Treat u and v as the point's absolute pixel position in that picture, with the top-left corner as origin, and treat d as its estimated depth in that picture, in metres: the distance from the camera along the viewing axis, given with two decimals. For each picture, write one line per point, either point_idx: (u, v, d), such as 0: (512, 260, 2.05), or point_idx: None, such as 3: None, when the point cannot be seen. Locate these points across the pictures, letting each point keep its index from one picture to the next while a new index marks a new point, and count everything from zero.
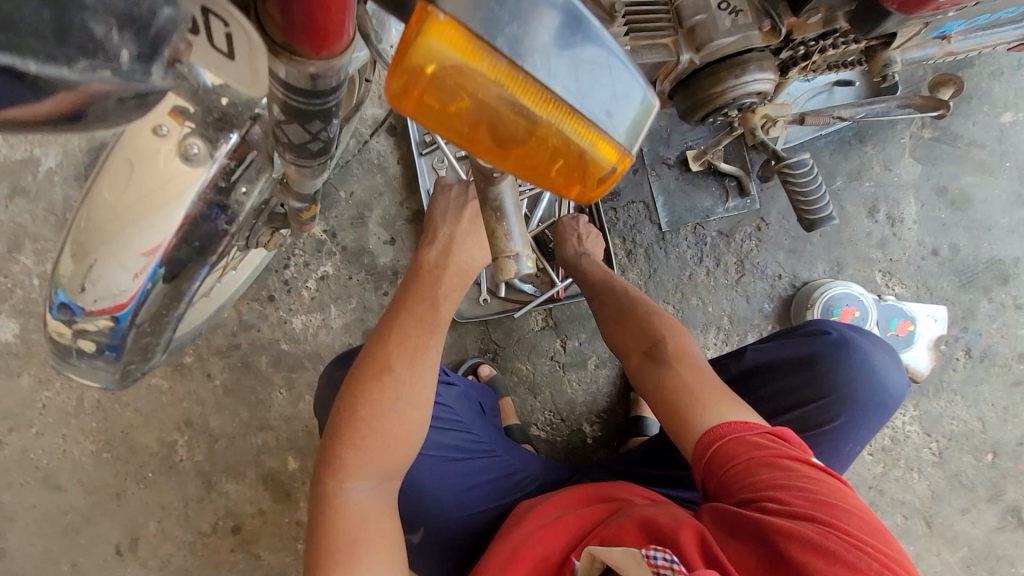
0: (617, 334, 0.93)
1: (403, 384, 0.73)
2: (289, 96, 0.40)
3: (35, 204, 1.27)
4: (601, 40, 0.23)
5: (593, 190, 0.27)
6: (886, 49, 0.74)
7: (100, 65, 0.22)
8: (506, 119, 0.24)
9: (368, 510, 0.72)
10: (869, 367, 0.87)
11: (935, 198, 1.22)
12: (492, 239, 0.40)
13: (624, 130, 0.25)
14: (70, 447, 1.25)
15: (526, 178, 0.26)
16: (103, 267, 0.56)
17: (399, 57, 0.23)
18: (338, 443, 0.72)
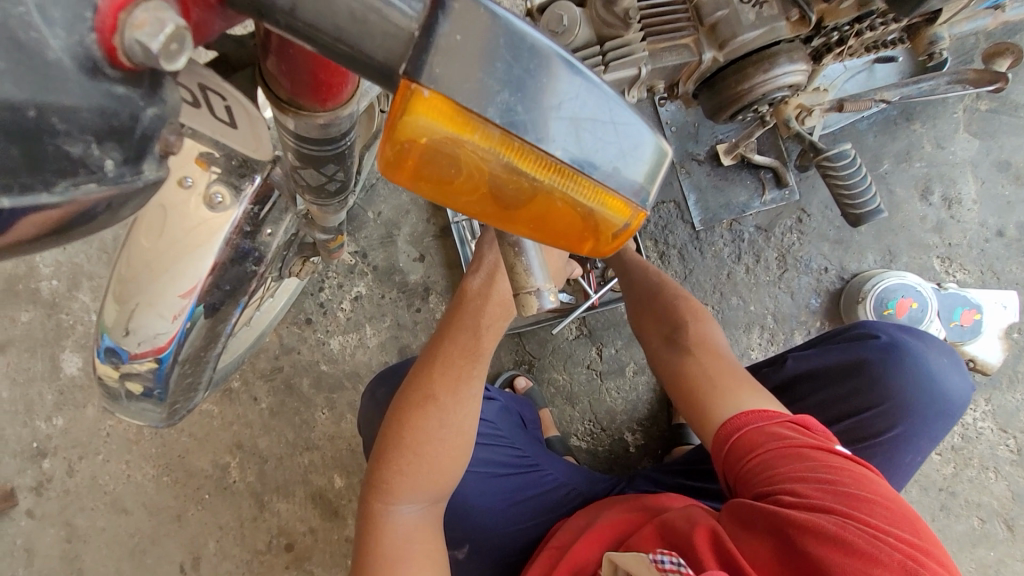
0: (642, 322, 0.89)
1: (447, 412, 0.73)
2: (301, 144, 0.40)
3: (89, 244, 1.35)
4: (599, 97, 0.22)
5: (607, 246, 0.26)
6: (931, 26, 0.69)
7: (83, 179, 0.25)
8: (504, 185, 0.23)
9: (414, 534, 0.72)
10: (924, 372, 0.81)
11: (996, 175, 1.12)
12: (512, 275, 0.38)
13: (633, 186, 0.24)
14: (133, 472, 1.32)
15: (535, 239, 0.25)
16: (143, 313, 0.58)
17: (389, 133, 0.22)
18: (382, 468, 0.72)
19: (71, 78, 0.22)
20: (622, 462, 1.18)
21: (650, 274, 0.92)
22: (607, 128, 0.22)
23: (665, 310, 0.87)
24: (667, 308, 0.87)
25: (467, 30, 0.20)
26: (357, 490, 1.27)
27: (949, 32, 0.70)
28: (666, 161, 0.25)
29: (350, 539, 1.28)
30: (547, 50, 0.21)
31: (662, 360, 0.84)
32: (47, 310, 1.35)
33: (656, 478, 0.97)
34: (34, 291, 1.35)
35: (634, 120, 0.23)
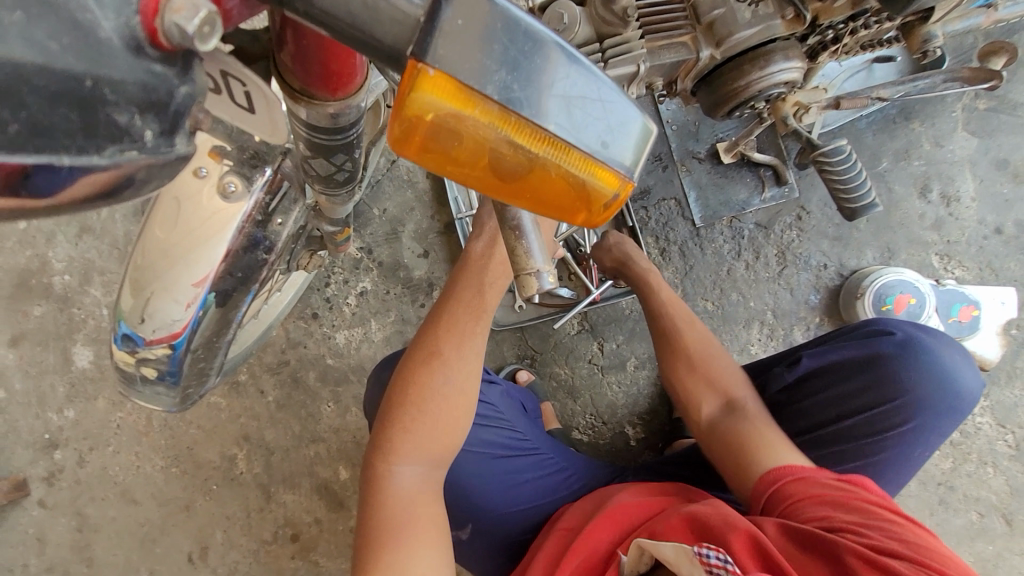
0: (680, 377, 0.90)
1: (450, 368, 0.75)
2: (314, 134, 0.42)
3: (101, 240, 1.38)
4: (590, 79, 0.24)
5: (599, 216, 0.28)
6: (925, 24, 0.70)
7: (126, 147, 0.27)
8: (504, 158, 0.24)
9: (415, 499, 0.73)
10: (941, 366, 0.79)
11: (994, 173, 1.13)
12: (512, 257, 0.40)
13: (624, 160, 0.26)
14: (143, 463, 1.34)
15: (530, 209, 0.27)
16: (158, 300, 0.60)
17: (397, 110, 0.24)
18: (387, 427, 0.75)
19: (119, 57, 0.25)
20: (623, 455, 1.19)
21: (687, 326, 0.92)
22: (599, 108, 0.24)
23: (705, 370, 0.89)
24: (708, 368, 0.88)
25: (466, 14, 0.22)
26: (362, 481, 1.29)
27: (943, 30, 0.71)
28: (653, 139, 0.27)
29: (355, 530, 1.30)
30: (538, 33, 0.23)
31: (708, 423, 0.85)
32: (60, 305, 1.38)
33: (656, 470, 0.98)
34: (47, 285, 1.38)
35: (623, 101, 0.25)
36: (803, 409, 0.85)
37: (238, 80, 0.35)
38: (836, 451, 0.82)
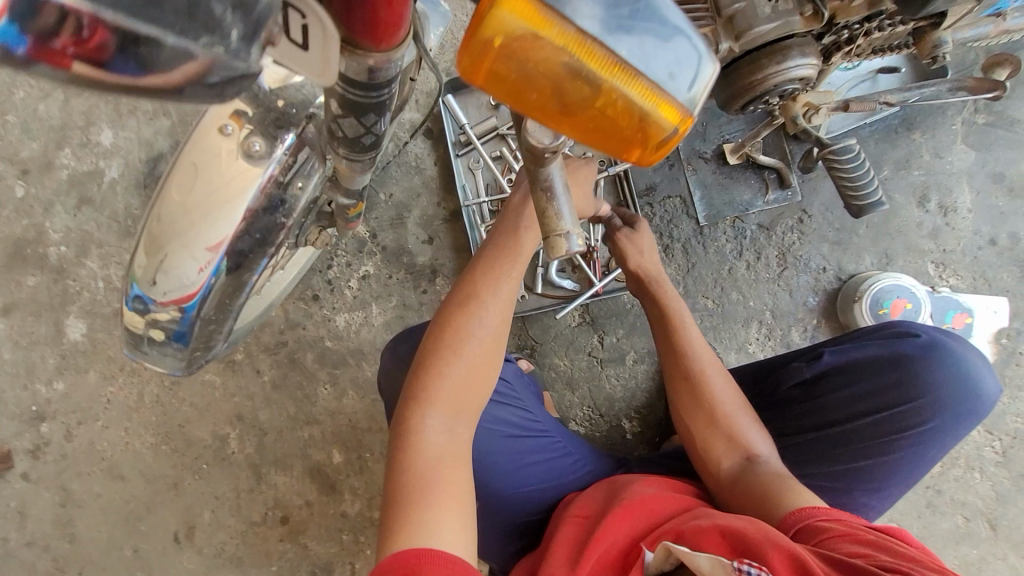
0: (695, 424, 0.85)
1: (485, 309, 0.76)
2: (347, 89, 0.42)
3: (100, 212, 1.36)
4: (654, 17, 0.28)
5: (654, 150, 0.32)
6: (936, 30, 0.71)
7: (213, 40, 0.26)
8: (573, 84, 0.29)
9: (442, 452, 0.72)
10: (964, 369, 0.79)
11: (991, 186, 1.16)
12: (542, 219, 0.41)
13: (682, 93, 0.30)
14: (132, 439, 1.33)
15: (584, 139, 0.32)
16: (172, 263, 0.60)
17: (478, 34, 0.28)
18: (420, 373, 0.75)
19: None
20: (618, 448, 1.20)
21: (703, 366, 0.86)
22: (662, 44, 0.28)
23: (721, 418, 0.84)
24: (726, 415, 0.84)
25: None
26: (356, 466, 1.29)
27: (952, 37, 0.73)
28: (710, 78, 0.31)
29: (346, 515, 1.29)
30: None
31: (728, 475, 0.81)
32: (55, 276, 1.36)
33: (656, 461, 1.01)
34: (43, 256, 1.36)
35: (684, 38, 0.29)
36: (820, 405, 0.85)
37: (297, 10, 0.30)
38: (852, 448, 0.81)
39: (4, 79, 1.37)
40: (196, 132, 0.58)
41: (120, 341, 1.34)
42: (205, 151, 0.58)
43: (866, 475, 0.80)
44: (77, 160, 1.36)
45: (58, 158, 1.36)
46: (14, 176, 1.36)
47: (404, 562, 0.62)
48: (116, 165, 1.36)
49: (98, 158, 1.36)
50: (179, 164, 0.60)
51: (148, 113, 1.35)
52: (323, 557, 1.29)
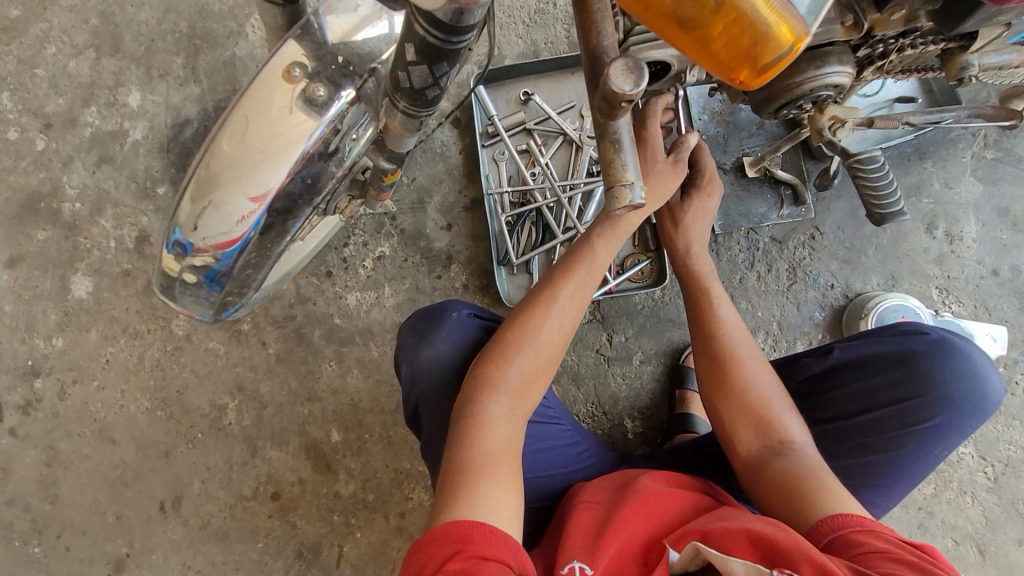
0: (726, 411, 0.86)
1: (557, 309, 0.81)
2: (429, 31, 0.45)
3: (119, 171, 1.35)
4: None
5: (764, 70, 0.36)
6: (964, 53, 0.75)
7: None
8: (699, 1, 0.34)
9: (500, 436, 0.76)
10: (971, 367, 0.81)
11: (996, 219, 1.20)
12: (608, 169, 0.43)
13: (796, 14, 0.35)
14: (127, 402, 1.30)
15: (704, 58, 0.36)
16: (213, 212, 0.60)
17: None
18: (488, 364, 0.79)
19: None
20: (619, 446, 1.21)
21: (736, 348, 0.88)
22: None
23: (755, 406, 0.84)
24: (758, 399, 0.84)
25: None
26: (353, 446, 1.27)
27: (979, 61, 0.76)
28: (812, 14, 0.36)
29: (339, 495, 1.27)
30: None
31: (755, 459, 0.82)
32: (66, 231, 1.34)
33: (663, 456, 1.02)
34: (57, 211, 1.35)
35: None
36: (829, 400, 0.87)
37: None
38: (858, 442, 0.83)
39: (37, 34, 1.37)
40: (251, 85, 0.59)
41: (126, 303, 1.32)
42: (260, 101, 0.58)
43: (872, 470, 0.82)
44: (102, 119, 1.36)
45: (83, 115, 1.36)
46: (37, 129, 1.36)
47: (456, 535, 0.64)
48: (141, 127, 1.36)
49: (124, 119, 1.36)
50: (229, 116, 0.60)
51: (179, 79, 1.36)
52: (311, 538, 1.26)
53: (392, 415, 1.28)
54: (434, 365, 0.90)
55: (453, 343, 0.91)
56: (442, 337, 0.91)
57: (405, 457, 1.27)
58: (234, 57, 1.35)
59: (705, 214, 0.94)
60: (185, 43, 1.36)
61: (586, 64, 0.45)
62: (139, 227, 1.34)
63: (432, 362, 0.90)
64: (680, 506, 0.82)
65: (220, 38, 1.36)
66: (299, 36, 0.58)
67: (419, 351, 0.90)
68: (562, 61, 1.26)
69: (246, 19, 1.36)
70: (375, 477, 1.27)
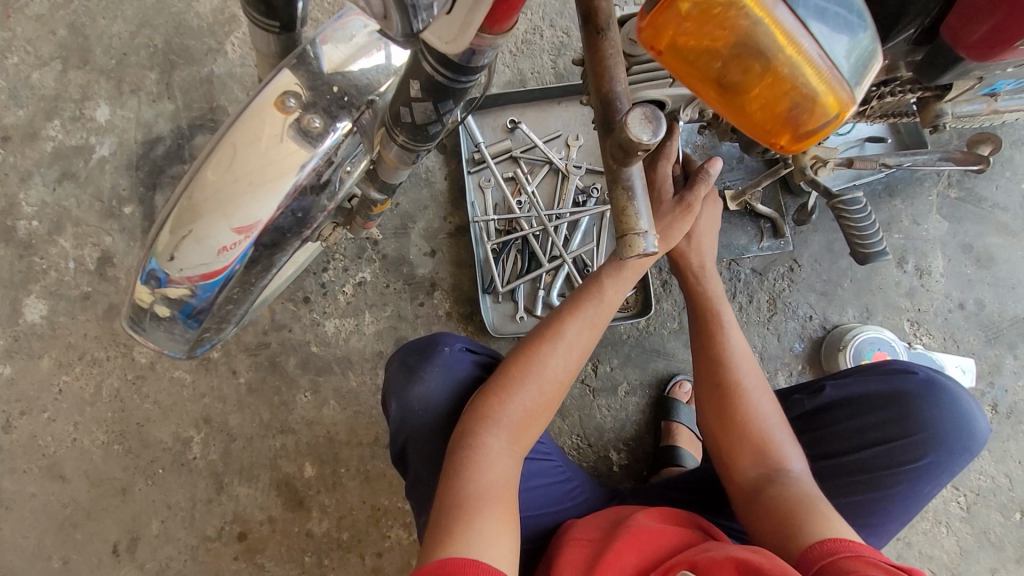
0: (727, 439, 0.86)
1: (561, 344, 0.79)
2: (437, 69, 0.44)
3: (82, 189, 1.28)
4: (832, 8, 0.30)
5: (799, 141, 0.33)
6: (938, 101, 0.78)
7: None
8: (744, 64, 0.30)
9: (496, 468, 0.73)
10: (959, 407, 0.84)
11: (961, 255, 1.25)
12: (621, 217, 0.42)
13: (847, 80, 0.31)
14: (81, 435, 1.21)
15: (737, 122, 0.33)
16: (193, 242, 0.56)
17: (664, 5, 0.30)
18: (490, 397, 0.77)
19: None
20: (604, 480, 1.19)
21: (740, 377, 0.87)
22: (842, 25, 0.31)
23: (752, 432, 0.85)
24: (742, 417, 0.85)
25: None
26: (328, 481, 1.21)
27: (952, 110, 0.80)
28: (870, 69, 0.33)
29: (311, 534, 1.20)
30: None
31: (752, 486, 0.82)
32: (21, 252, 1.26)
33: (652, 492, 1.00)
34: (11, 229, 1.26)
35: (858, 24, 0.31)
36: (822, 436, 0.88)
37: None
38: (853, 480, 0.84)
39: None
40: (243, 114, 0.56)
41: (83, 328, 1.24)
42: (249, 131, 0.56)
43: (862, 508, 0.83)
44: (66, 134, 1.29)
45: (45, 129, 1.29)
46: None
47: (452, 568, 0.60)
48: (108, 143, 1.29)
49: (90, 134, 1.30)
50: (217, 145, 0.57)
51: (152, 95, 1.31)
52: None
53: (370, 448, 1.23)
54: (426, 403, 0.86)
55: (446, 379, 0.87)
56: (435, 374, 0.88)
57: (383, 493, 1.22)
58: (211, 75, 1.31)
59: (709, 226, 0.91)
60: (159, 59, 1.31)
61: (598, 108, 0.44)
62: (101, 247, 1.26)
63: (424, 400, 0.86)
64: (674, 540, 0.80)
65: (197, 55, 1.32)
66: (294, 65, 0.56)
67: (409, 388, 0.87)
68: (548, 91, 1.27)
69: (226, 37, 1.33)
70: (351, 515, 1.21)
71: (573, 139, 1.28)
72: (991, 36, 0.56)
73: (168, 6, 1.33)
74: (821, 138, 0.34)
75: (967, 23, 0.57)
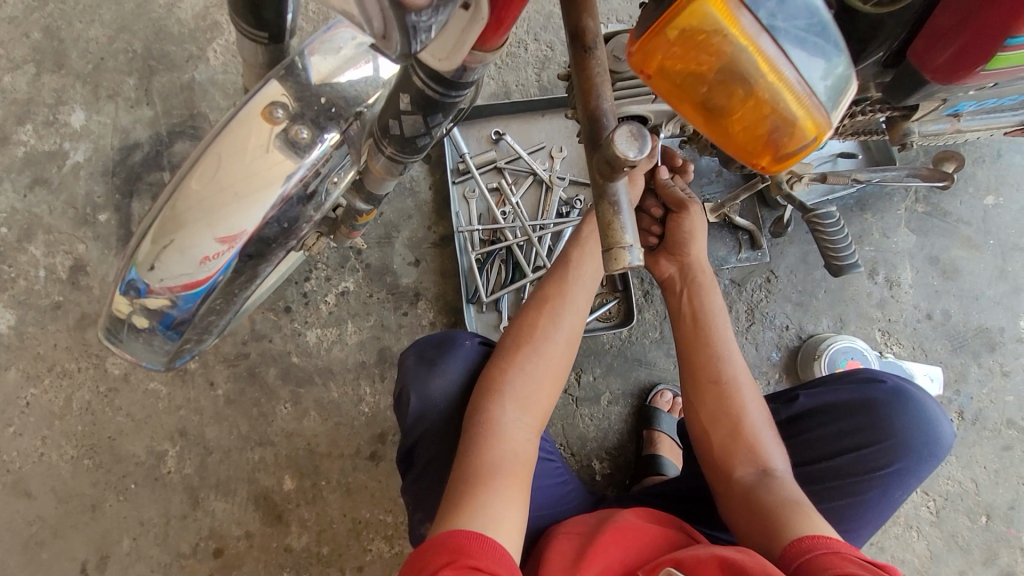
0: (714, 439, 0.88)
1: (558, 316, 0.90)
2: (427, 84, 0.45)
3: (55, 196, 1.25)
4: (816, 36, 0.32)
5: (777, 163, 0.35)
6: (905, 121, 0.82)
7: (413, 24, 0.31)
8: (728, 89, 0.32)
9: (511, 436, 0.82)
10: (924, 415, 0.87)
11: (928, 267, 1.30)
12: (607, 231, 0.43)
13: (823, 107, 0.33)
14: (49, 450, 1.17)
15: (720, 144, 0.35)
16: (176, 251, 0.55)
17: (657, 28, 0.31)
18: (495, 371, 0.87)
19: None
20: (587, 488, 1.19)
21: (728, 378, 0.89)
22: (822, 54, 0.32)
23: (739, 432, 0.86)
24: (732, 419, 0.87)
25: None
26: (308, 494, 1.19)
27: (918, 129, 0.83)
28: (847, 93, 0.34)
29: (290, 549, 1.18)
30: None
31: (743, 485, 0.83)
32: None
33: (639, 497, 1.02)
34: None
35: (835, 57, 0.33)
36: (801, 443, 0.90)
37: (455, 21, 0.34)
38: (825, 487, 0.86)
39: None
40: (232, 121, 0.56)
41: (53, 338, 1.20)
42: (235, 140, 0.56)
43: (837, 515, 0.85)
44: (39, 138, 1.26)
45: (16, 133, 1.26)
46: None
47: (451, 545, 0.66)
48: (83, 149, 1.27)
49: (64, 139, 1.27)
50: (205, 153, 0.56)
51: (130, 100, 1.28)
52: None
53: (352, 460, 1.21)
54: (445, 394, 0.93)
55: (463, 369, 0.94)
56: (454, 363, 0.94)
57: (365, 506, 1.20)
58: (192, 81, 1.29)
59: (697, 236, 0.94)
60: (138, 64, 1.29)
61: (585, 123, 0.45)
62: (74, 255, 1.23)
63: (443, 391, 0.93)
64: (657, 539, 0.81)
65: (178, 61, 1.30)
66: (282, 76, 0.56)
67: (431, 380, 0.93)
68: (532, 104, 1.29)
69: (207, 43, 1.31)
70: (331, 528, 1.18)
71: (557, 151, 1.30)
72: (955, 60, 0.60)
73: (149, 12, 1.31)
74: (795, 162, 0.36)
75: (932, 48, 0.61)
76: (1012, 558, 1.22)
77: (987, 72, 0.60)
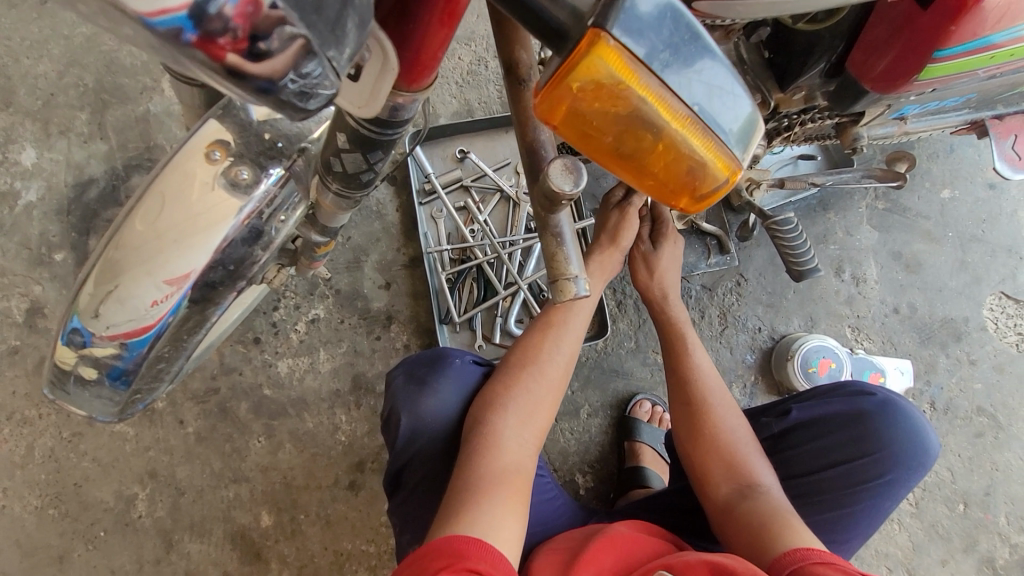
0: (699, 456, 0.89)
1: (562, 333, 0.88)
2: (361, 124, 0.45)
3: (8, 238, 1.21)
4: (726, 75, 0.31)
5: (696, 203, 0.35)
6: (854, 125, 0.83)
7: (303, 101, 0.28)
8: (636, 135, 0.32)
9: (511, 458, 0.80)
10: (913, 427, 0.88)
11: (891, 262, 1.33)
12: (552, 262, 0.45)
13: (733, 150, 0.33)
14: (11, 502, 1.12)
15: (642, 186, 0.35)
16: (120, 295, 0.54)
17: (556, 84, 0.30)
18: (489, 394, 0.86)
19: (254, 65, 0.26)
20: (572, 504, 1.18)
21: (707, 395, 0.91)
22: (729, 101, 0.31)
23: (724, 446, 0.87)
24: (720, 437, 0.88)
25: (655, 2, 0.28)
26: (286, 529, 1.16)
27: (867, 132, 0.85)
28: (758, 130, 0.34)
29: None
30: (699, 35, 0.30)
31: (725, 501, 0.83)
32: None
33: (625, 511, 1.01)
34: None
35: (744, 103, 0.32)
36: (788, 458, 0.92)
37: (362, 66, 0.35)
38: (817, 500, 0.88)
39: None
40: (175, 158, 0.54)
41: (12, 385, 1.16)
42: (179, 178, 0.54)
43: (829, 526, 0.87)
44: None
45: None
46: None
47: (451, 548, 0.64)
48: (35, 188, 1.23)
49: (15, 178, 1.23)
50: (148, 194, 0.55)
51: (83, 135, 1.25)
52: None
53: (330, 491, 1.18)
54: (435, 413, 0.92)
55: (456, 389, 0.93)
56: (446, 384, 0.93)
57: (346, 537, 1.17)
58: (147, 114, 1.27)
59: (672, 259, 0.96)
60: (90, 98, 1.26)
61: (524, 155, 0.49)
62: (30, 297, 1.19)
63: (434, 412, 0.92)
64: (647, 548, 0.81)
65: (132, 93, 1.27)
66: (220, 115, 0.55)
67: (421, 399, 0.92)
68: (495, 121, 1.29)
69: (162, 74, 1.29)
70: (313, 562, 1.16)
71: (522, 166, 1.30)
72: (888, 72, 0.61)
73: (99, 45, 1.29)
74: (718, 197, 0.36)
75: (868, 60, 0.62)
76: (991, 543, 1.24)
77: (920, 82, 0.62)
